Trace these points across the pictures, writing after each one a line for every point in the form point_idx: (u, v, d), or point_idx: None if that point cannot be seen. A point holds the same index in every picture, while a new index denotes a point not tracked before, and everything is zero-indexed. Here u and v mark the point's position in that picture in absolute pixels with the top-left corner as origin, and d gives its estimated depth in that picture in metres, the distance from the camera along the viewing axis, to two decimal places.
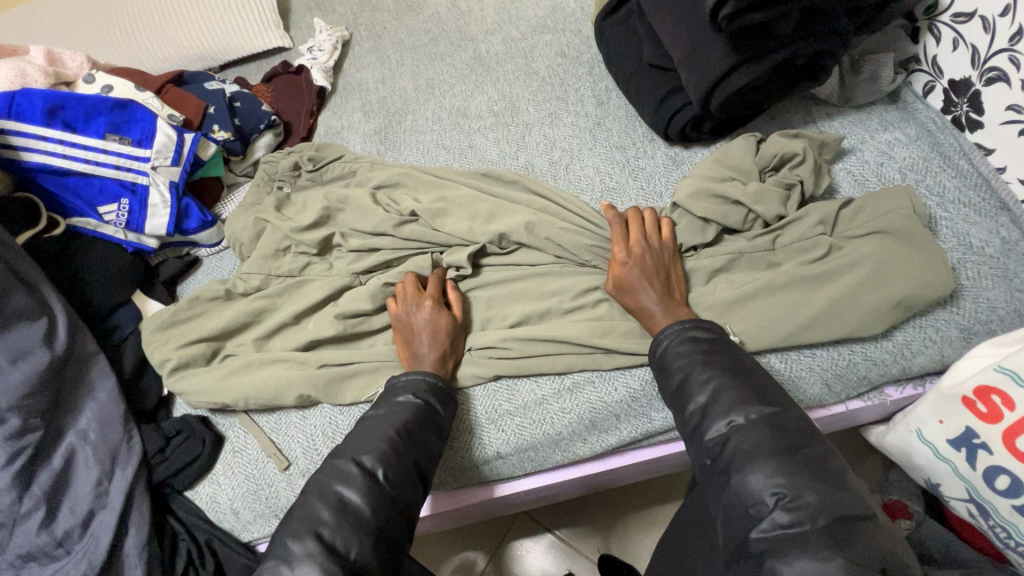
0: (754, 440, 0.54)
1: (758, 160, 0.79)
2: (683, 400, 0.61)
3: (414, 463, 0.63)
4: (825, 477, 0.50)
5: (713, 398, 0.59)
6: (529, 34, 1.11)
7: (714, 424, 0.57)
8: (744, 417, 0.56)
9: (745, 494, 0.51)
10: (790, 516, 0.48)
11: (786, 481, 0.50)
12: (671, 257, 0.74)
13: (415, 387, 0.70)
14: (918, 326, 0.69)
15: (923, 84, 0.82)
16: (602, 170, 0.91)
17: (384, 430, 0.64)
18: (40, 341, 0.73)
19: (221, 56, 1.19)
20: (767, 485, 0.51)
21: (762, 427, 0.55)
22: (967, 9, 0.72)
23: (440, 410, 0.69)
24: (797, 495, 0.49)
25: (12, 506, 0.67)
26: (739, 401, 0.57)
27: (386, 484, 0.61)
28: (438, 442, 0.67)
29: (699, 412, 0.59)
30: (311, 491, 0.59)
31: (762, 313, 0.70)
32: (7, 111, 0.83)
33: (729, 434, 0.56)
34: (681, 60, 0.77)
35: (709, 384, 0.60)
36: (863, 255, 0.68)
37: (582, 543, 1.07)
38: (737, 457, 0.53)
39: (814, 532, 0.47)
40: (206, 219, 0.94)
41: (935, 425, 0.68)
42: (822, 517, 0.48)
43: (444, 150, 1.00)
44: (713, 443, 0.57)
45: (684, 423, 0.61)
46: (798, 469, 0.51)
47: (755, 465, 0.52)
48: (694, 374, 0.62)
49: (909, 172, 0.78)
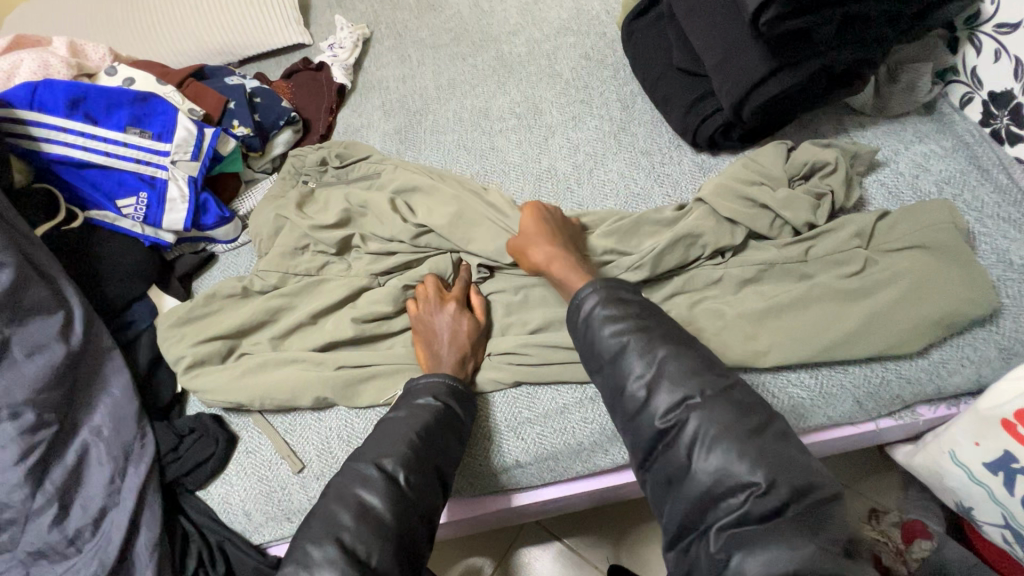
0: (716, 423, 0.54)
1: (787, 167, 0.77)
2: (623, 374, 0.60)
3: (436, 470, 0.62)
4: (787, 460, 0.52)
5: (659, 373, 0.58)
6: (553, 36, 1.10)
7: (666, 404, 0.56)
8: (698, 396, 0.56)
9: (711, 484, 0.52)
10: (761, 506, 0.50)
11: (759, 471, 0.51)
12: (574, 240, 0.78)
13: (436, 389, 0.68)
14: (956, 345, 0.67)
15: (961, 95, 0.80)
16: (626, 175, 0.89)
17: (405, 433, 0.63)
18: (57, 335, 0.72)
19: (241, 52, 1.18)
20: (740, 474, 0.51)
21: (720, 404, 0.55)
22: (1012, 20, 0.70)
23: (462, 414, 0.68)
24: (767, 485, 0.50)
25: (25, 502, 0.66)
26: (688, 374, 0.57)
27: (407, 487, 0.59)
28: (458, 447, 0.66)
29: (644, 389, 0.58)
30: (330, 496, 0.59)
31: (795, 327, 0.68)
32: (29, 102, 0.83)
33: (685, 414, 0.55)
34: (713, 66, 0.75)
35: (654, 358, 0.59)
36: (901, 269, 0.67)
37: (592, 553, 1.05)
38: (700, 444, 0.53)
39: (785, 522, 0.49)
40: (224, 215, 0.93)
41: (970, 447, 0.66)
42: (792, 507, 0.50)
43: (465, 151, 0.99)
44: (665, 422, 0.56)
45: (626, 402, 0.59)
46: (764, 455, 0.52)
47: (721, 454, 0.52)
48: (634, 346, 0.60)
49: (946, 186, 0.76)
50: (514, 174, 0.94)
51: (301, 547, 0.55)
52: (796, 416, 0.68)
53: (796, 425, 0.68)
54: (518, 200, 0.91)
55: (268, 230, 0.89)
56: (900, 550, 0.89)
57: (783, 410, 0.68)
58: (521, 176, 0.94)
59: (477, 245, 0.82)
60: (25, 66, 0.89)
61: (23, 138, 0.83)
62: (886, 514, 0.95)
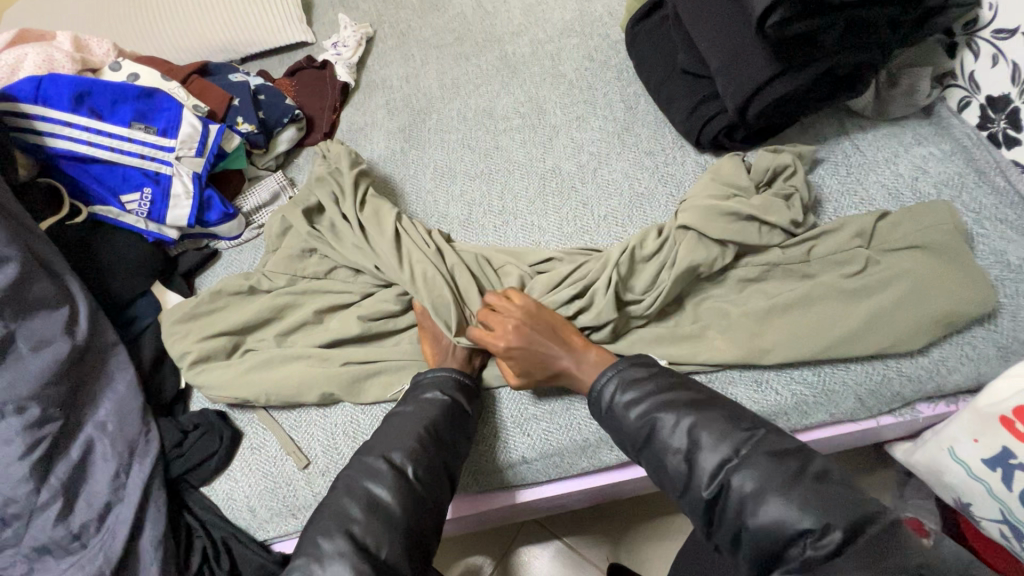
0: (757, 477, 0.52)
1: (751, 176, 0.79)
2: (661, 450, 0.60)
3: (443, 464, 0.63)
4: (837, 493, 0.49)
5: (694, 440, 0.58)
6: (557, 37, 1.11)
7: (706, 468, 0.56)
8: (735, 455, 0.55)
9: (770, 539, 0.50)
10: (820, 550, 0.47)
11: (809, 512, 0.48)
12: (543, 322, 0.71)
13: (445, 385, 0.68)
14: (955, 344, 0.68)
15: (958, 99, 0.81)
16: (630, 175, 0.90)
17: (415, 428, 0.63)
18: (61, 330, 0.72)
19: (244, 50, 1.18)
20: (791, 522, 0.49)
21: (758, 455, 0.54)
22: (1009, 26, 0.71)
23: (469, 410, 0.68)
24: (822, 526, 0.47)
25: (30, 497, 0.66)
26: (721, 433, 0.57)
27: (416, 480, 0.60)
28: (461, 441, 0.66)
29: (683, 460, 0.58)
30: (338, 490, 0.59)
31: (797, 325, 0.69)
32: (34, 95, 0.83)
33: (726, 476, 0.54)
34: (718, 68, 0.76)
35: (682, 426, 0.59)
36: (902, 270, 0.68)
37: (592, 551, 1.06)
38: (746, 501, 0.52)
39: (845, 558, 0.46)
40: (228, 211, 0.93)
41: (969, 443, 0.67)
42: (849, 542, 0.46)
43: (469, 150, 0.99)
44: (711, 487, 0.55)
45: (672, 477, 0.59)
46: (813, 495, 0.49)
47: (768, 503, 0.50)
48: (662, 422, 0.60)
49: (944, 187, 0.77)
50: (518, 173, 0.95)
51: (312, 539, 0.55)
52: (799, 413, 0.69)
53: (799, 422, 0.69)
54: (523, 198, 0.92)
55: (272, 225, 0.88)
56: None
57: (786, 407, 0.69)
58: (526, 175, 0.94)
59: (458, 281, 0.80)
60: (29, 60, 0.89)
61: (27, 133, 0.83)
62: None
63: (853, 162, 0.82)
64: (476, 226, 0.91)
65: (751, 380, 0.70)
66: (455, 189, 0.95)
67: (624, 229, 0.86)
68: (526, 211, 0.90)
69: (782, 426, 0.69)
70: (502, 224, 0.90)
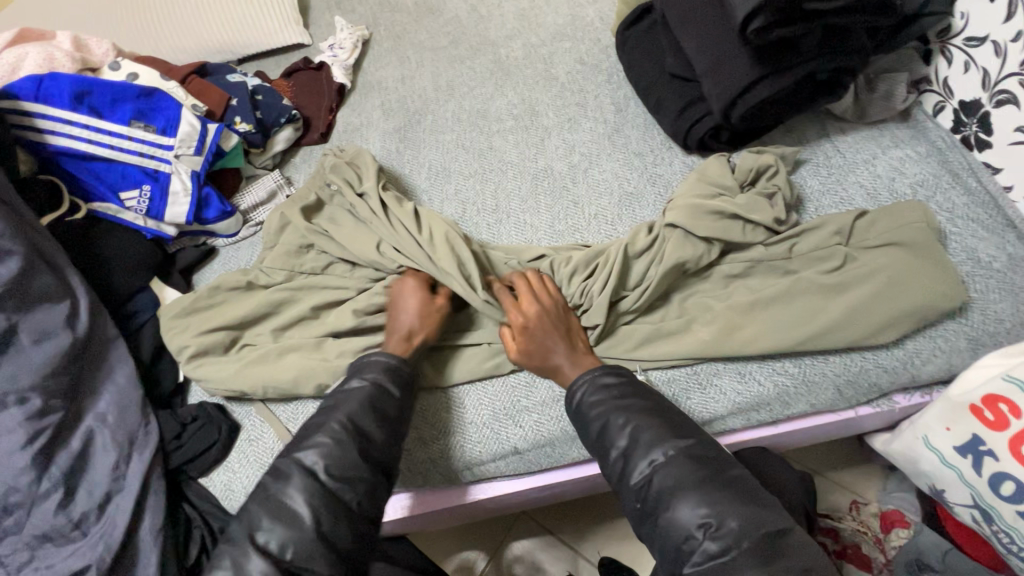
0: (676, 477, 0.58)
1: (735, 176, 0.82)
2: (606, 446, 0.64)
3: (356, 452, 0.63)
4: (745, 499, 0.57)
5: (633, 440, 0.62)
6: (549, 41, 1.14)
7: (638, 466, 0.61)
8: (663, 455, 0.60)
9: (676, 532, 0.57)
10: (718, 544, 0.54)
11: (712, 512, 0.56)
12: (564, 318, 0.74)
13: (367, 370, 0.70)
14: (928, 336, 0.71)
15: (933, 104, 0.85)
16: (620, 175, 0.93)
17: (326, 420, 0.65)
18: (63, 323, 0.73)
19: (241, 50, 1.20)
20: (692, 519, 0.56)
21: (683, 460, 0.60)
22: (979, 34, 0.75)
23: (393, 392, 0.69)
24: (721, 523, 0.55)
25: (31, 486, 0.67)
26: (658, 438, 0.61)
27: (329, 483, 0.61)
28: (398, 427, 0.67)
29: (621, 457, 0.63)
30: (296, 480, 0.61)
31: (777, 318, 0.71)
32: (35, 94, 0.84)
33: (651, 473, 0.60)
34: (704, 72, 0.79)
35: (627, 427, 0.63)
36: (878, 266, 0.71)
37: (584, 546, 1.08)
38: (663, 496, 0.58)
39: (741, 555, 0.53)
40: (225, 209, 0.94)
41: (942, 432, 0.70)
42: (745, 540, 0.54)
43: (464, 150, 1.02)
44: (638, 481, 0.60)
45: (610, 470, 0.64)
46: (720, 497, 0.57)
47: (680, 501, 0.57)
48: (612, 422, 0.64)
49: (920, 188, 0.80)
50: (511, 173, 0.97)
51: (255, 524, 0.58)
52: (781, 403, 0.72)
53: (780, 412, 0.72)
54: (516, 197, 0.94)
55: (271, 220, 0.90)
56: (878, 539, 0.95)
57: (769, 397, 0.71)
58: (519, 174, 0.97)
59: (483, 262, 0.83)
60: (29, 59, 0.90)
61: (27, 130, 0.84)
62: (866, 504, 1.00)
63: (834, 163, 0.85)
64: (470, 223, 0.93)
65: (735, 372, 0.73)
66: (450, 188, 0.97)
67: (614, 227, 0.88)
68: (519, 209, 0.93)
69: (765, 416, 0.72)
70: (496, 222, 0.92)
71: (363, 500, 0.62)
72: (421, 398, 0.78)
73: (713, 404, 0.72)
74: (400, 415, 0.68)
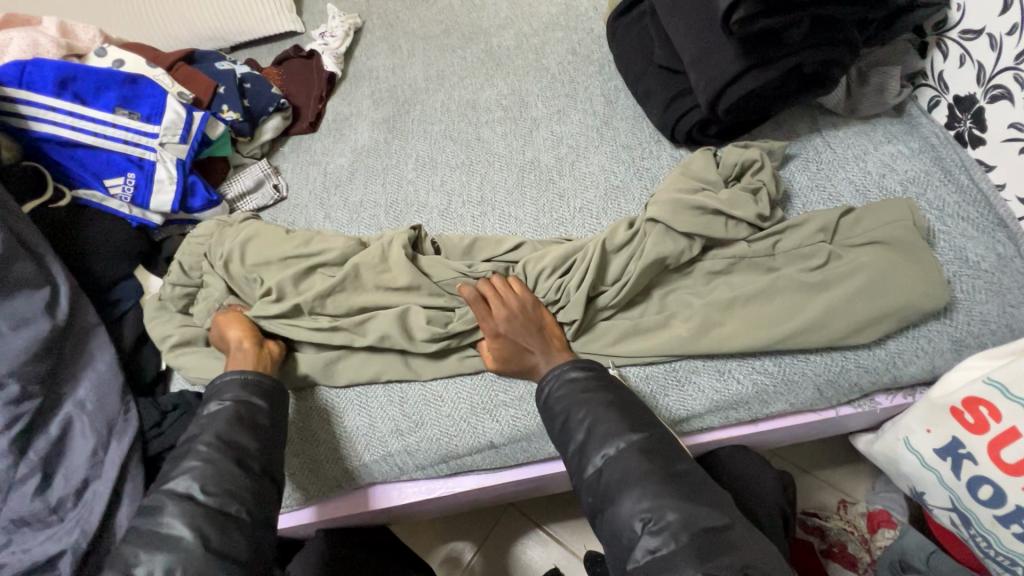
0: (624, 471, 0.59)
1: (720, 170, 0.80)
2: (566, 439, 0.65)
3: (237, 463, 0.61)
4: (687, 496, 0.56)
5: (590, 433, 0.63)
6: (542, 31, 1.12)
7: (592, 459, 0.62)
8: (615, 448, 0.61)
9: (620, 525, 0.57)
10: (656, 539, 0.54)
11: (653, 505, 0.56)
12: (533, 315, 0.73)
13: (225, 391, 0.67)
14: (911, 337, 0.70)
15: (928, 99, 0.83)
16: (607, 168, 0.92)
17: (193, 446, 0.62)
18: (42, 310, 0.73)
19: (232, 38, 1.20)
20: (632, 511, 0.57)
21: (634, 454, 0.60)
22: (975, 27, 0.73)
23: (261, 403, 0.67)
24: (660, 517, 0.55)
25: (9, 471, 0.68)
26: (614, 431, 0.62)
27: (207, 501, 0.58)
28: (271, 435, 0.66)
29: (579, 449, 0.63)
30: (177, 506, 0.57)
31: (755, 317, 0.70)
32: (18, 80, 0.84)
33: (603, 465, 0.61)
34: (690, 64, 0.78)
35: (586, 421, 0.63)
36: (862, 264, 0.70)
37: (570, 538, 1.07)
38: (611, 488, 0.59)
39: (681, 549, 0.53)
40: (211, 198, 0.94)
41: (923, 434, 0.69)
42: (684, 534, 0.54)
43: (451, 141, 1.01)
44: (592, 473, 0.61)
45: (569, 463, 0.64)
46: (664, 491, 0.57)
47: (625, 494, 0.58)
48: (573, 415, 0.65)
49: (910, 185, 0.78)
50: (497, 165, 0.96)
51: (133, 562, 0.54)
52: (759, 402, 0.71)
53: (759, 411, 0.71)
54: (502, 189, 0.93)
55: (238, 254, 0.83)
56: (865, 539, 0.94)
57: (747, 396, 0.70)
58: (506, 167, 0.95)
59: (419, 320, 0.77)
60: (14, 45, 0.90)
61: (11, 116, 0.84)
62: (853, 504, 0.98)
63: (823, 158, 0.83)
64: (454, 215, 0.92)
65: (714, 370, 0.72)
66: (436, 180, 0.96)
67: (598, 221, 0.87)
68: (504, 202, 0.92)
69: (743, 414, 0.71)
70: (480, 214, 0.91)
71: (253, 508, 0.60)
72: (402, 389, 0.78)
73: (690, 401, 0.71)
74: (273, 424, 0.67)
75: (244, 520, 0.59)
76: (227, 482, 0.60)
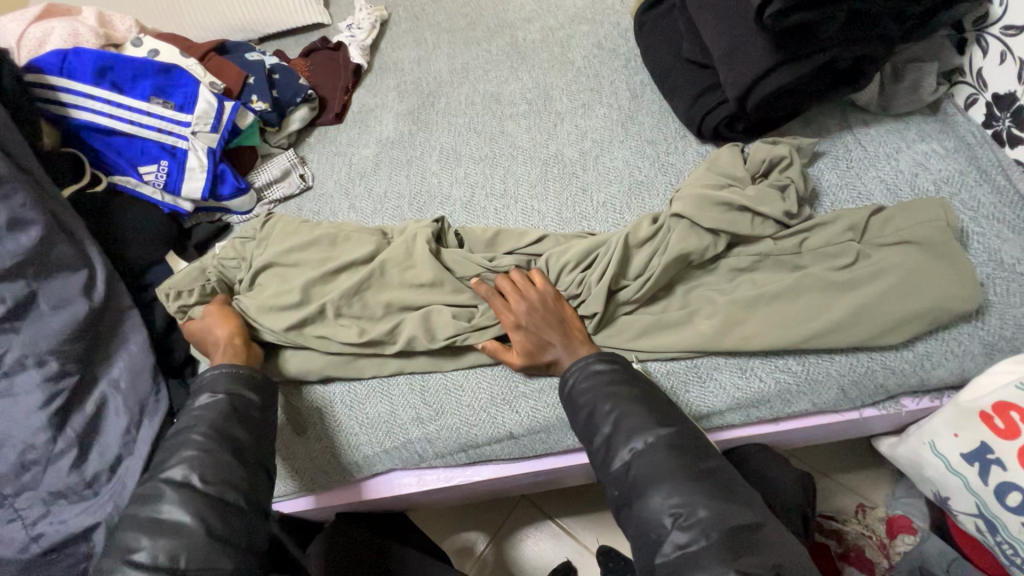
0: (651, 465, 0.59)
1: (748, 166, 0.79)
2: (591, 432, 0.65)
3: (231, 452, 0.62)
4: (716, 492, 0.56)
5: (616, 427, 0.63)
6: (567, 24, 1.12)
7: (619, 452, 0.62)
8: (642, 442, 0.61)
9: (648, 519, 0.57)
10: (686, 535, 0.55)
11: (684, 502, 0.56)
12: (552, 308, 0.74)
13: (215, 385, 0.68)
14: (940, 339, 0.69)
15: (966, 96, 0.81)
16: (631, 163, 0.91)
17: (187, 437, 0.63)
18: (80, 291, 0.76)
19: (261, 29, 1.21)
20: (662, 507, 0.57)
21: (661, 449, 0.60)
22: (1018, 22, 0.71)
23: (251, 396, 0.68)
24: (690, 513, 0.55)
25: (48, 445, 0.71)
26: (640, 426, 0.62)
27: (206, 489, 0.59)
28: (263, 428, 0.68)
29: (605, 443, 0.63)
30: (177, 494, 0.58)
31: (780, 315, 0.70)
32: (60, 69, 0.87)
33: (630, 460, 0.61)
34: (719, 58, 0.77)
35: (612, 415, 0.64)
36: (891, 264, 0.69)
37: (582, 533, 1.08)
38: (638, 483, 0.59)
39: (711, 545, 0.53)
40: (240, 186, 0.96)
41: (949, 438, 0.68)
42: (714, 531, 0.54)
43: (475, 133, 1.01)
44: (618, 468, 0.62)
45: (594, 456, 0.65)
46: (692, 487, 0.57)
47: (652, 489, 0.58)
48: (598, 408, 0.65)
49: (944, 185, 0.77)
50: (521, 158, 0.96)
51: (134, 546, 0.55)
52: (781, 400, 0.70)
53: (781, 409, 0.71)
54: (525, 182, 0.93)
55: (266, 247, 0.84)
56: (883, 544, 0.93)
57: (769, 394, 0.70)
58: (531, 160, 0.96)
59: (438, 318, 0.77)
60: (55, 34, 0.92)
61: (53, 104, 0.88)
62: (872, 509, 0.97)
63: (854, 156, 0.82)
64: (478, 208, 0.93)
65: (736, 367, 0.71)
66: (460, 171, 0.97)
67: (621, 215, 0.87)
68: (527, 195, 0.92)
69: (764, 413, 0.71)
70: (503, 207, 0.92)
71: (252, 495, 0.61)
72: (423, 378, 0.79)
73: (711, 398, 0.71)
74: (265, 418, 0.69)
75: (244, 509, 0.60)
76: (224, 472, 0.61)
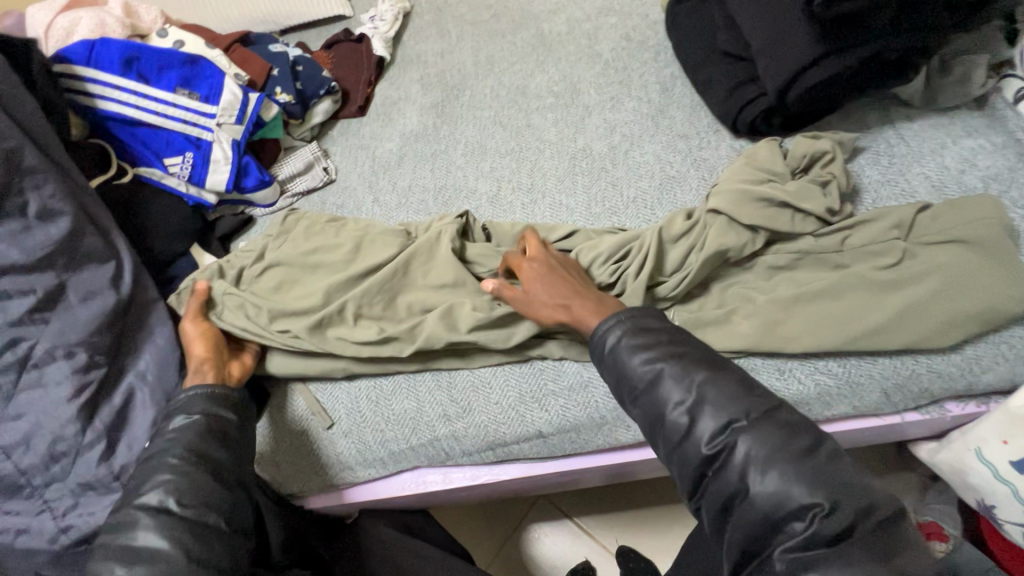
0: (766, 444, 0.50)
1: (787, 161, 0.77)
2: (661, 403, 0.55)
3: (212, 474, 0.61)
4: (846, 476, 0.48)
5: (698, 397, 0.54)
6: (594, 16, 1.09)
7: (710, 428, 0.52)
8: (744, 418, 0.52)
9: (772, 510, 0.48)
10: (828, 528, 0.46)
11: (818, 492, 0.47)
12: (571, 262, 0.73)
13: (192, 405, 0.65)
14: (991, 342, 0.66)
15: (1016, 88, 0.79)
16: (662, 157, 0.89)
17: (163, 459, 0.61)
18: (108, 283, 0.75)
19: (282, 21, 1.21)
20: (799, 497, 0.47)
21: (769, 425, 0.51)
22: None
23: (229, 416, 0.66)
24: (832, 505, 0.46)
25: (77, 437, 0.70)
26: (729, 396, 0.53)
27: (183, 512, 0.58)
28: (241, 449, 0.66)
29: (685, 416, 0.54)
30: (152, 520, 0.57)
31: (822, 315, 0.68)
32: (87, 59, 0.87)
33: (730, 438, 0.51)
34: (758, 50, 0.75)
35: (690, 383, 0.55)
36: (940, 263, 0.67)
37: (601, 533, 1.06)
38: (752, 466, 0.49)
39: (859, 543, 0.45)
40: (263, 178, 0.95)
41: (998, 445, 0.66)
42: (861, 525, 0.46)
43: (500, 127, 1.00)
44: (711, 448, 0.52)
45: (668, 431, 0.55)
46: (823, 473, 0.48)
47: (776, 474, 0.48)
48: (669, 374, 0.56)
49: (993, 181, 0.74)
50: (548, 152, 0.94)
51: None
52: (821, 403, 0.68)
53: (821, 413, 0.68)
54: (552, 177, 0.92)
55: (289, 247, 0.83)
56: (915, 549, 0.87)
57: (810, 397, 0.68)
58: (558, 154, 0.94)
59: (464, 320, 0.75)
60: (82, 24, 0.92)
61: (79, 94, 0.87)
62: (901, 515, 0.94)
63: (896, 152, 0.79)
64: (503, 203, 0.91)
65: (774, 368, 0.69)
66: (484, 166, 0.96)
67: (652, 212, 0.85)
68: (555, 190, 0.90)
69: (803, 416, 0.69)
70: (530, 202, 0.90)
71: (231, 516, 0.60)
72: (451, 375, 0.78)
73: None
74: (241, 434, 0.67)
75: (225, 531, 0.59)
76: (203, 495, 0.59)
